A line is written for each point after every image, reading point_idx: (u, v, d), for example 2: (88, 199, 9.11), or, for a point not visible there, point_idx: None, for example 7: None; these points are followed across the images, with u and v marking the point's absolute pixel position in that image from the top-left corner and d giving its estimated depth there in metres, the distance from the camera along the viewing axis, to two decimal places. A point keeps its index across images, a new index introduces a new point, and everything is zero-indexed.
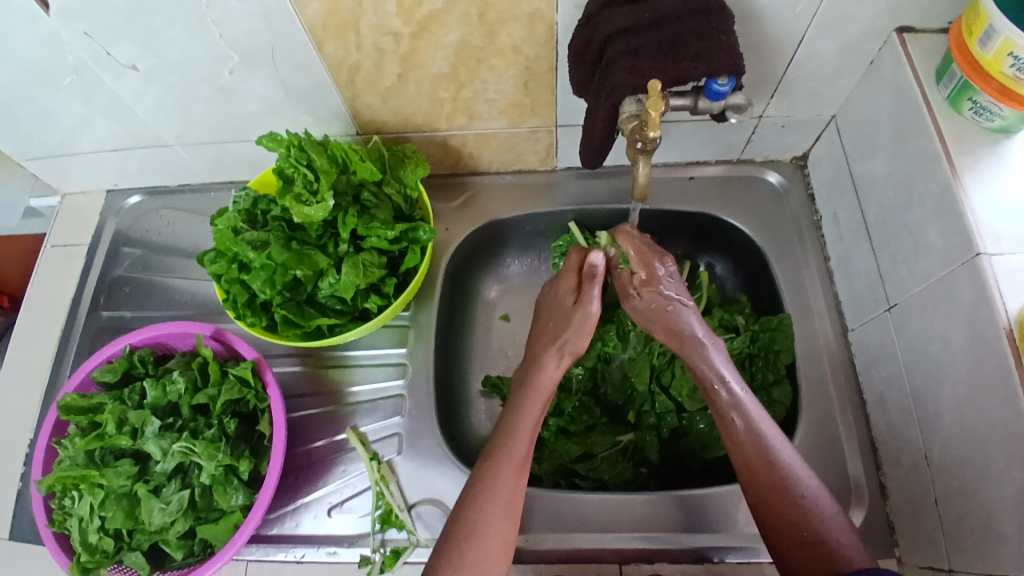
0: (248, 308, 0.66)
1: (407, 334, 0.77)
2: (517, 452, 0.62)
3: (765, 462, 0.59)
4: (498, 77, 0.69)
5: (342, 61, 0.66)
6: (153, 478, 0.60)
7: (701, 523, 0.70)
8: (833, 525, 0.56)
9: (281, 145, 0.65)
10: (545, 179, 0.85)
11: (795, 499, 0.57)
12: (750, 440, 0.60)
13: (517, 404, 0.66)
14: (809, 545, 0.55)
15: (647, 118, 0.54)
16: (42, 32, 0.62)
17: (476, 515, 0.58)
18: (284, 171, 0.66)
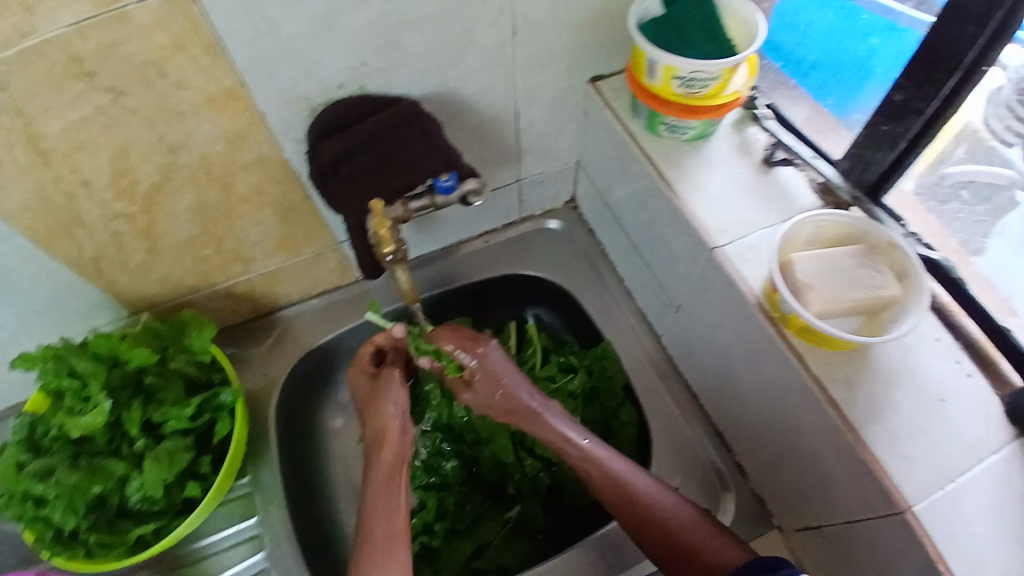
0: (52, 547, 0.59)
1: (253, 501, 0.72)
2: (383, 538, 0.60)
3: (630, 501, 0.62)
4: (255, 220, 0.69)
5: (79, 256, 0.63)
6: None
7: (607, 569, 0.70)
8: (712, 536, 0.59)
9: (36, 361, 0.60)
10: (351, 292, 0.85)
11: (669, 527, 0.60)
12: (608, 485, 0.63)
13: (365, 496, 0.64)
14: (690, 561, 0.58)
15: (380, 235, 0.58)
16: None
17: None
18: (49, 387, 0.61)
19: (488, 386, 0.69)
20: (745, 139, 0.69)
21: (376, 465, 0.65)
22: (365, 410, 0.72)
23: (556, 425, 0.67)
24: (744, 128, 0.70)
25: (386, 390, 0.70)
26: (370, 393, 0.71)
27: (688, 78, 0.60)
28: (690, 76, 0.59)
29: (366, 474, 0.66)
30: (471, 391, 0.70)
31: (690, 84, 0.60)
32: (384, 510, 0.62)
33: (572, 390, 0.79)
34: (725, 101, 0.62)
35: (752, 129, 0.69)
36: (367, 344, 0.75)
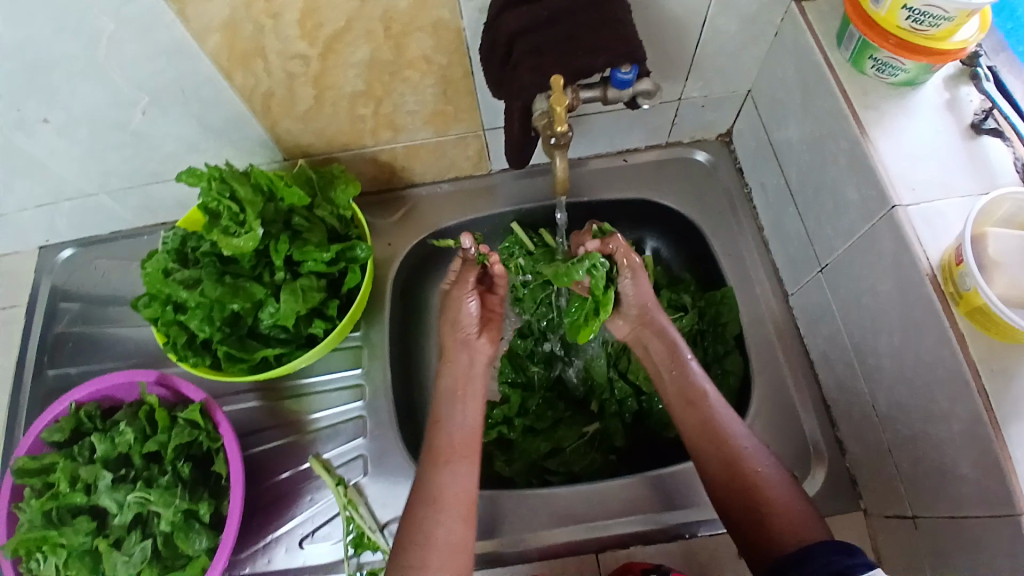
0: (189, 349, 0.65)
1: (361, 354, 0.77)
2: (447, 454, 0.65)
3: (723, 439, 0.62)
4: (415, 88, 0.68)
5: (254, 89, 0.66)
6: (112, 531, 0.59)
7: (660, 502, 0.71)
8: (796, 497, 0.59)
9: (201, 179, 0.64)
10: (481, 183, 0.86)
11: (759, 474, 0.60)
12: (704, 416, 0.64)
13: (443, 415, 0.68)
14: (759, 523, 0.58)
15: (553, 113, 0.56)
16: None
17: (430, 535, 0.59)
18: (207, 206, 0.64)
19: (643, 294, 0.71)
20: (956, 98, 0.60)
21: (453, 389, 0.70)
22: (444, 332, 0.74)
23: (681, 351, 0.69)
24: (957, 87, 0.61)
25: (470, 323, 0.72)
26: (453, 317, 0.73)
27: (919, 12, 0.54)
28: (921, 8, 0.53)
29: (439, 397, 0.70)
30: (631, 278, 0.71)
31: (919, 19, 0.54)
32: (454, 428, 0.67)
33: (680, 329, 0.77)
34: (952, 47, 0.55)
35: (965, 90, 0.61)
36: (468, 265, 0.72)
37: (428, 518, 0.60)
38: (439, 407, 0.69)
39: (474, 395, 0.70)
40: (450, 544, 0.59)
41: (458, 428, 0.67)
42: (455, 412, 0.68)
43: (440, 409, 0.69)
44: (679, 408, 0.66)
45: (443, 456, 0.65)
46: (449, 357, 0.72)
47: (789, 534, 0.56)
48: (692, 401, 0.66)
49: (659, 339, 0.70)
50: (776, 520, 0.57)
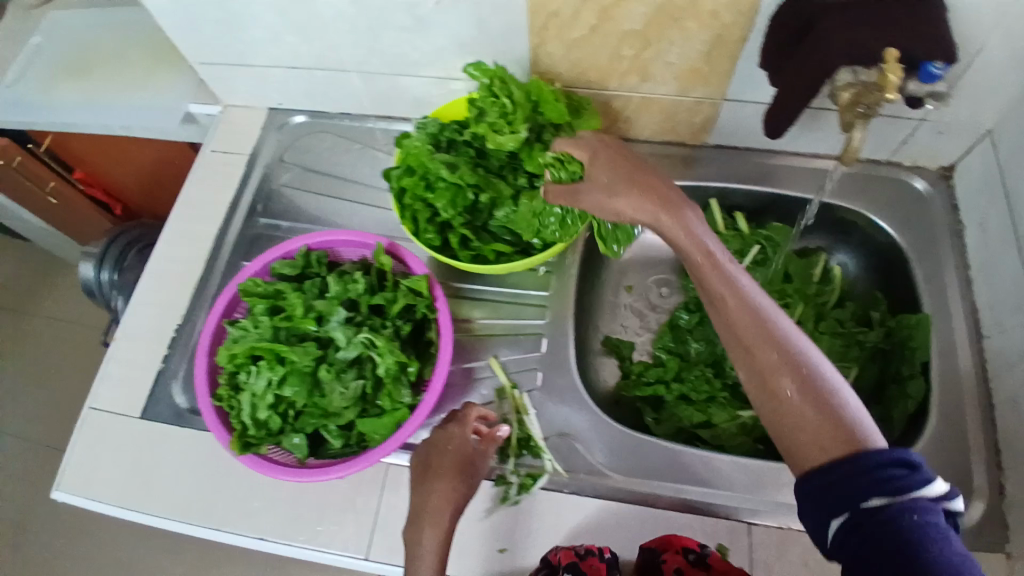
0: (428, 225, 0.70)
1: (549, 278, 0.81)
2: (433, 549, 0.59)
3: (766, 327, 0.54)
4: (686, 39, 0.71)
5: (544, 5, 0.69)
6: (333, 363, 0.64)
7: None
8: (844, 399, 0.50)
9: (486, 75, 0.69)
10: (691, 153, 0.88)
11: (811, 385, 0.50)
12: (766, 329, 0.54)
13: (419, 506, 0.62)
14: (841, 441, 0.48)
15: (884, 80, 0.56)
16: None
17: None
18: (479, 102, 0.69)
19: (676, 206, 0.61)
20: None
21: (432, 517, 0.61)
22: (421, 475, 0.64)
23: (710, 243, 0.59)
24: None
25: (451, 475, 0.63)
26: (450, 460, 0.64)
27: None
28: None
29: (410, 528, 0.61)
30: (643, 216, 0.61)
31: None
32: (427, 515, 0.61)
33: (862, 341, 0.79)
34: None
35: None
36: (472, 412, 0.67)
37: None
38: (420, 485, 0.63)
39: (445, 474, 0.63)
40: None
41: (443, 506, 0.61)
42: (434, 490, 0.62)
43: (426, 473, 0.64)
44: (716, 296, 0.57)
45: (424, 553, 0.59)
46: (436, 457, 0.64)
47: (827, 449, 0.48)
48: (739, 297, 0.56)
49: (643, 209, 0.61)
50: (805, 428, 0.49)
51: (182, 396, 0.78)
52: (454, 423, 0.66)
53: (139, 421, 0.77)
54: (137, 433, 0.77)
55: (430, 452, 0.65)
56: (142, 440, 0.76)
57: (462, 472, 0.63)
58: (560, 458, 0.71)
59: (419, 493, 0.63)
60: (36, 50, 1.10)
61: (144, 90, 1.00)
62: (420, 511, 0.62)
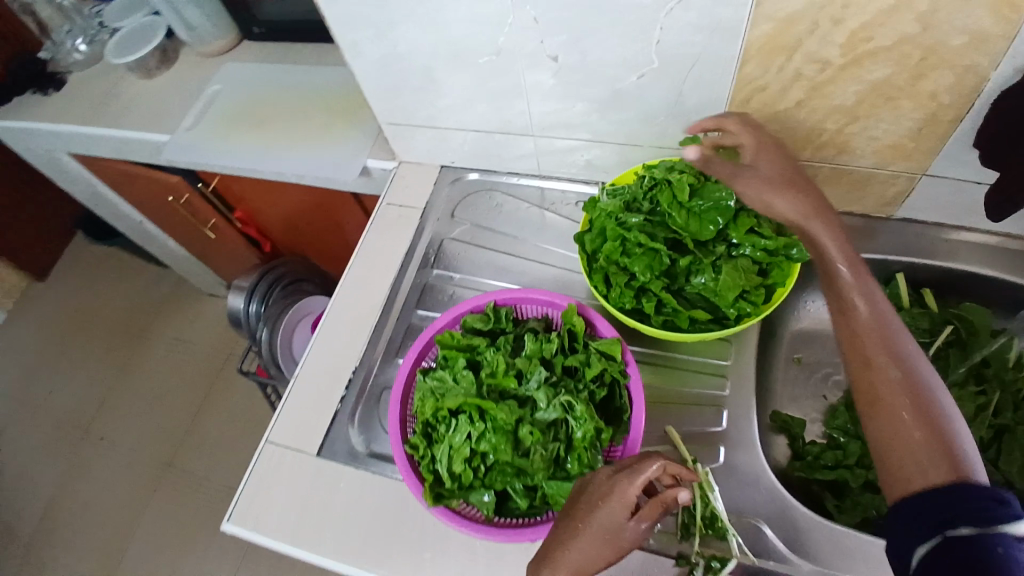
0: (620, 288, 0.69)
1: (726, 347, 0.78)
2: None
3: (906, 374, 0.55)
4: (897, 118, 0.70)
5: (752, 82, 0.71)
6: (533, 423, 0.64)
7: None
8: (956, 425, 0.52)
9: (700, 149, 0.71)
10: (872, 225, 0.85)
11: (932, 445, 0.51)
12: (884, 336, 0.57)
13: (570, 534, 0.57)
14: (943, 452, 0.50)
15: None
16: (497, 17, 0.73)
17: None
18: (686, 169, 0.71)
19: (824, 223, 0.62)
20: None
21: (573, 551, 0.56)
22: (583, 503, 0.58)
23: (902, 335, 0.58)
24: None
25: (614, 529, 0.56)
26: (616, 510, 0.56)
27: None
28: None
29: (553, 548, 0.57)
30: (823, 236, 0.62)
31: None
32: (578, 550, 0.56)
33: None
34: None
35: None
36: (655, 465, 0.57)
37: None
38: (566, 526, 0.58)
39: (595, 533, 0.56)
40: None
41: (580, 555, 0.56)
42: (578, 541, 0.56)
43: (574, 518, 0.58)
44: (849, 319, 0.60)
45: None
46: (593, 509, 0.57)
47: (935, 455, 0.50)
48: (889, 336, 0.58)
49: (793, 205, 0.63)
50: (895, 439, 0.53)
51: (358, 438, 0.80)
52: (639, 474, 0.57)
53: (312, 458, 0.79)
54: (307, 471, 0.78)
55: (602, 495, 0.57)
56: (311, 480, 0.78)
57: (618, 529, 0.56)
58: (748, 544, 0.67)
59: (562, 532, 0.58)
60: (213, 98, 1.21)
61: (324, 143, 1.09)
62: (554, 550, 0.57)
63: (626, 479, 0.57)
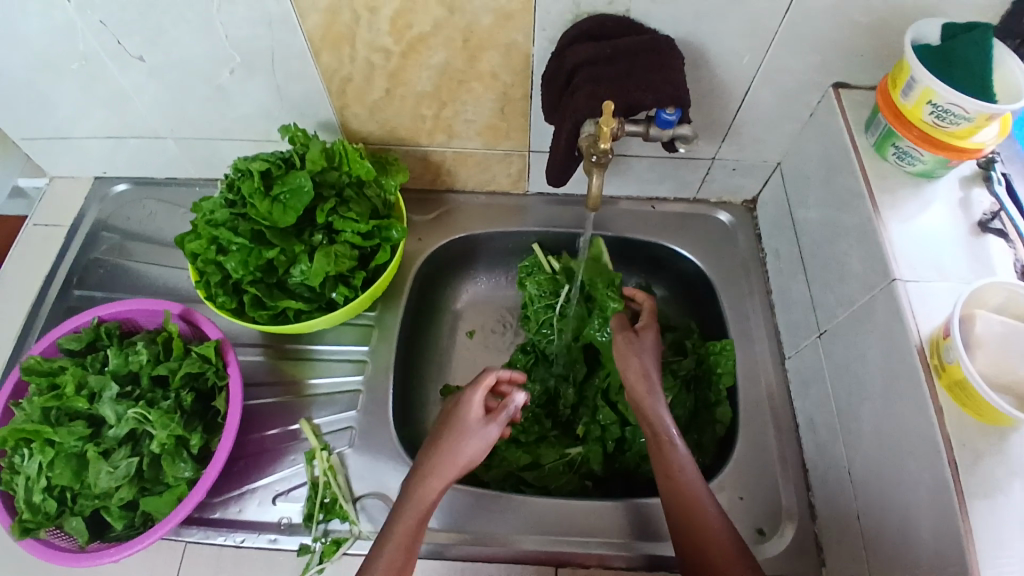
0: (220, 288, 0.69)
1: (371, 334, 0.81)
2: (418, 510, 0.62)
3: (679, 473, 0.66)
4: (476, 99, 0.75)
5: (335, 72, 0.73)
6: (103, 441, 0.62)
7: (648, 533, 0.71)
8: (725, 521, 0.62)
9: (293, 139, 0.72)
10: (516, 201, 0.91)
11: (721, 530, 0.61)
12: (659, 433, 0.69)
13: (434, 461, 0.65)
14: (728, 550, 0.60)
15: (600, 132, 0.58)
16: (61, 19, 0.69)
17: (376, 556, 0.60)
18: (281, 159, 0.72)
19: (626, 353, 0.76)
20: (968, 198, 0.65)
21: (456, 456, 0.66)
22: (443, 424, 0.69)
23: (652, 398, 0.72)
24: (971, 187, 0.66)
25: (468, 433, 0.67)
26: (467, 425, 0.68)
27: (942, 108, 0.60)
28: (945, 106, 0.59)
29: (417, 473, 0.65)
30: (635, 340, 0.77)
31: (941, 116, 0.60)
32: (439, 473, 0.65)
33: (676, 369, 0.80)
34: (969, 146, 0.61)
35: (979, 190, 0.65)
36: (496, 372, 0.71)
37: (383, 541, 0.61)
38: (399, 504, 0.64)
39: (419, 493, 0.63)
40: (397, 544, 0.60)
41: (412, 519, 0.62)
42: (411, 509, 0.62)
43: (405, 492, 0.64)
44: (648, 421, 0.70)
45: (413, 507, 0.62)
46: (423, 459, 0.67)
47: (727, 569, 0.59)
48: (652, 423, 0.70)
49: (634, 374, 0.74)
50: (707, 531, 0.61)
51: None
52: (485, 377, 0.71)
53: None
54: None
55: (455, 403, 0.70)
56: None
57: (478, 443, 0.67)
58: (373, 520, 0.70)
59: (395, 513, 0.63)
60: None
61: None
62: (389, 528, 0.62)
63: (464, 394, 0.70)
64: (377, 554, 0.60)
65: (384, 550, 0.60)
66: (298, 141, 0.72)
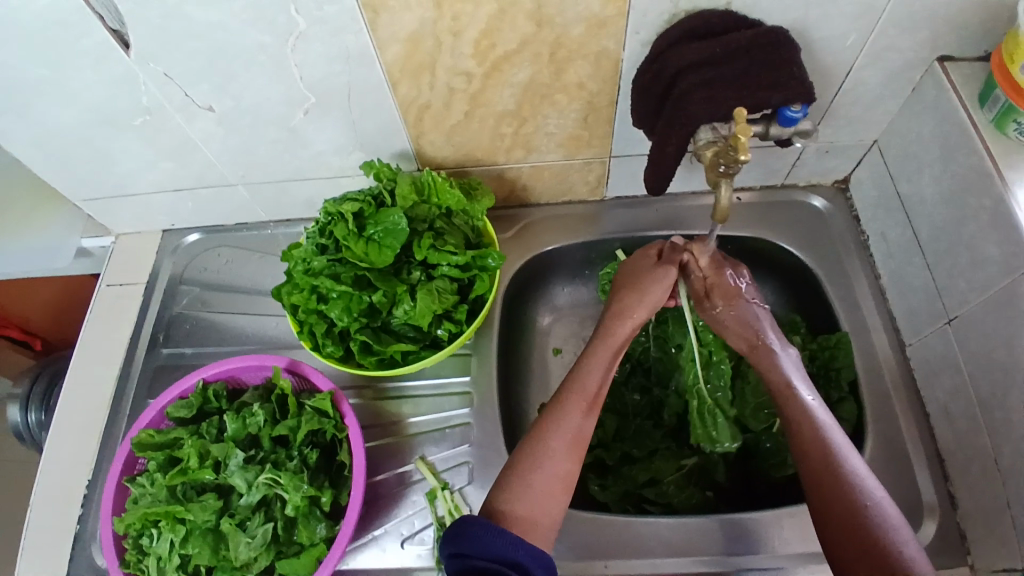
0: (327, 337, 0.66)
1: (469, 362, 0.79)
2: (588, 390, 0.68)
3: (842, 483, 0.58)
4: (560, 112, 0.72)
5: (413, 101, 0.69)
6: (237, 512, 0.61)
7: (727, 545, 0.69)
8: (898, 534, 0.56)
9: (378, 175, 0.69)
10: (593, 208, 0.88)
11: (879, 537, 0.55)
12: (813, 441, 0.61)
13: (592, 348, 0.72)
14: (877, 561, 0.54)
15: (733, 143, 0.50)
16: (116, 73, 0.67)
17: (546, 452, 0.64)
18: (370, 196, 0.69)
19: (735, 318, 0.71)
20: None
21: (612, 333, 0.71)
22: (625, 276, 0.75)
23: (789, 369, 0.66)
24: None
25: (656, 278, 0.73)
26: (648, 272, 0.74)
27: None
28: None
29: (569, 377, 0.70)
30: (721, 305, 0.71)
31: None
32: (599, 366, 0.70)
33: None
34: None
35: None
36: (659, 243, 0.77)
37: (549, 435, 0.65)
38: (553, 408, 0.67)
39: (580, 399, 0.67)
40: (570, 438, 0.65)
41: (573, 423, 0.66)
42: (571, 416, 0.67)
43: (563, 397, 0.68)
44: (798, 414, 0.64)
45: (581, 391, 0.68)
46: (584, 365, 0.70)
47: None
48: (809, 427, 0.62)
49: (739, 334, 0.70)
50: (854, 539, 0.56)
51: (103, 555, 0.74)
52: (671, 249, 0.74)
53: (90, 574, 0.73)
54: None
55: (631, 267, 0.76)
56: None
57: (655, 297, 0.73)
58: None
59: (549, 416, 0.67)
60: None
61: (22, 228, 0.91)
62: (543, 432, 0.66)
63: (648, 291, 0.72)
64: (548, 451, 0.64)
65: (546, 454, 0.64)
66: (385, 176, 0.69)
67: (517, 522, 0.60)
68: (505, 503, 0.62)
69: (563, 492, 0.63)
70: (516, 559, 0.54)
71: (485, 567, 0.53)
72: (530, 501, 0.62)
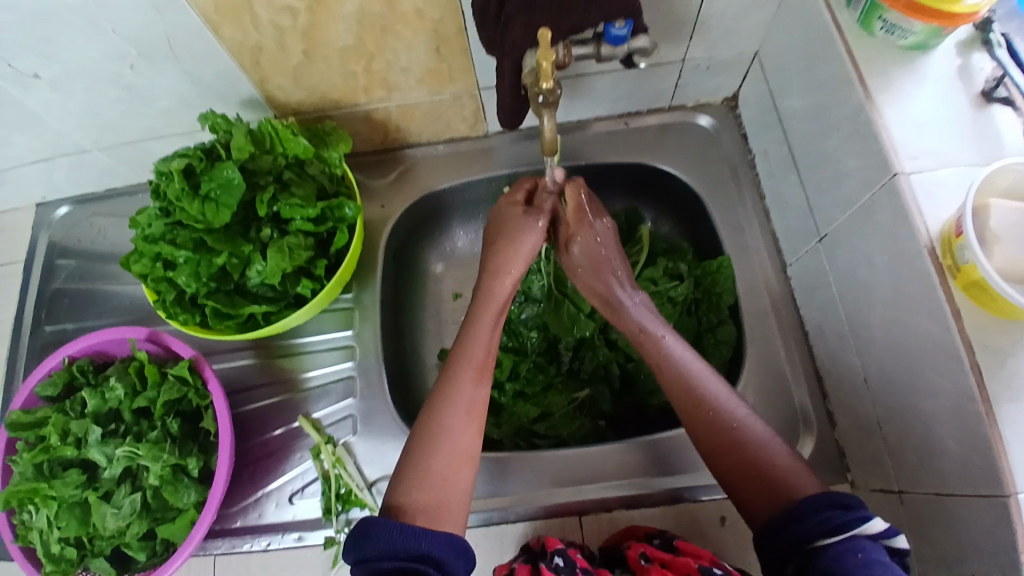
0: (178, 306, 0.64)
1: (352, 316, 0.77)
2: (478, 353, 0.63)
3: (723, 431, 0.58)
4: (407, 45, 0.67)
5: (243, 43, 0.64)
6: (101, 484, 0.61)
7: (653, 468, 0.70)
8: (778, 451, 0.56)
9: (219, 127, 0.65)
10: (479, 144, 0.84)
11: (762, 467, 0.55)
12: (689, 398, 0.61)
13: (476, 312, 0.66)
14: (772, 494, 0.53)
15: (540, 69, 0.52)
16: None
17: (444, 428, 0.57)
18: (210, 151, 0.65)
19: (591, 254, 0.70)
20: (967, 66, 0.57)
21: (491, 292, 0.67)
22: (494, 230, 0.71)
23: (645, 320, 0.67)
24: (969, 53, 0.57)
25: (523, 233, 0.69)
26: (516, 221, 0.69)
27: None
28: None
29: (456, 350, 0.63)
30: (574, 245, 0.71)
31: None
32: (487, 327, 0.65)
33: (674, 297, 0.75)
34: (964, 9, 0.52)
35: (977, 56, 0.57)
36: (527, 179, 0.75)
37: (443, 411, 0.58)
38: (444, 382, 0.61)
39: (470, 366, 0.62)
40: (468, 411, 0.59)
41: (466, 393, 0.60)
42: (462, 385, 0.60)
43: (453, 368, 0.61)
44: (666, 371, 0.63)
45: (471, 356, 0.62)
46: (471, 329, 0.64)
47: (773, 509, 0.53)
48: (675, 377, 0.62)
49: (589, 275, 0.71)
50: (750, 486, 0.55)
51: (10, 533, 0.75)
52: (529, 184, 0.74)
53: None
54: None
55: (501, 213, 0.71)
56: None
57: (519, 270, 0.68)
58: None
59: (441, 391, 0.60)
60: None
61: None
62: (437, 408, 0.59)
63: (522, 236, 0.69)
64: (445, 427, 0.57)
65: (444, 431, 0.57)
66: (221, 128, 0.65)
67: (417, 513, 0.52)
68: (403, 495, 0.54)
69: (468, 468, 0.57)
70: (424, 551, 0.48)
71: (390, 569, 0.46)
72: (430, 487, 0.54)
